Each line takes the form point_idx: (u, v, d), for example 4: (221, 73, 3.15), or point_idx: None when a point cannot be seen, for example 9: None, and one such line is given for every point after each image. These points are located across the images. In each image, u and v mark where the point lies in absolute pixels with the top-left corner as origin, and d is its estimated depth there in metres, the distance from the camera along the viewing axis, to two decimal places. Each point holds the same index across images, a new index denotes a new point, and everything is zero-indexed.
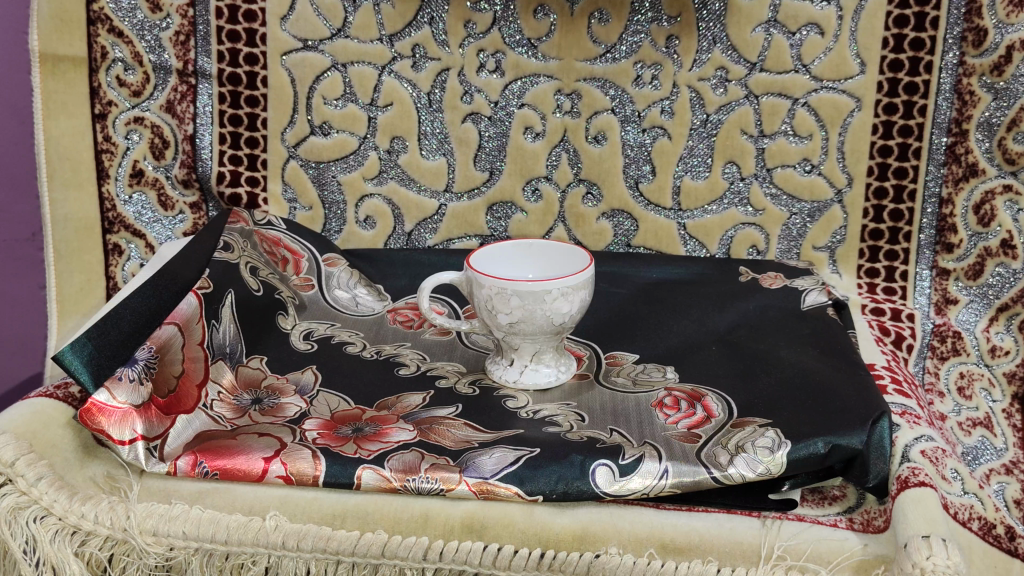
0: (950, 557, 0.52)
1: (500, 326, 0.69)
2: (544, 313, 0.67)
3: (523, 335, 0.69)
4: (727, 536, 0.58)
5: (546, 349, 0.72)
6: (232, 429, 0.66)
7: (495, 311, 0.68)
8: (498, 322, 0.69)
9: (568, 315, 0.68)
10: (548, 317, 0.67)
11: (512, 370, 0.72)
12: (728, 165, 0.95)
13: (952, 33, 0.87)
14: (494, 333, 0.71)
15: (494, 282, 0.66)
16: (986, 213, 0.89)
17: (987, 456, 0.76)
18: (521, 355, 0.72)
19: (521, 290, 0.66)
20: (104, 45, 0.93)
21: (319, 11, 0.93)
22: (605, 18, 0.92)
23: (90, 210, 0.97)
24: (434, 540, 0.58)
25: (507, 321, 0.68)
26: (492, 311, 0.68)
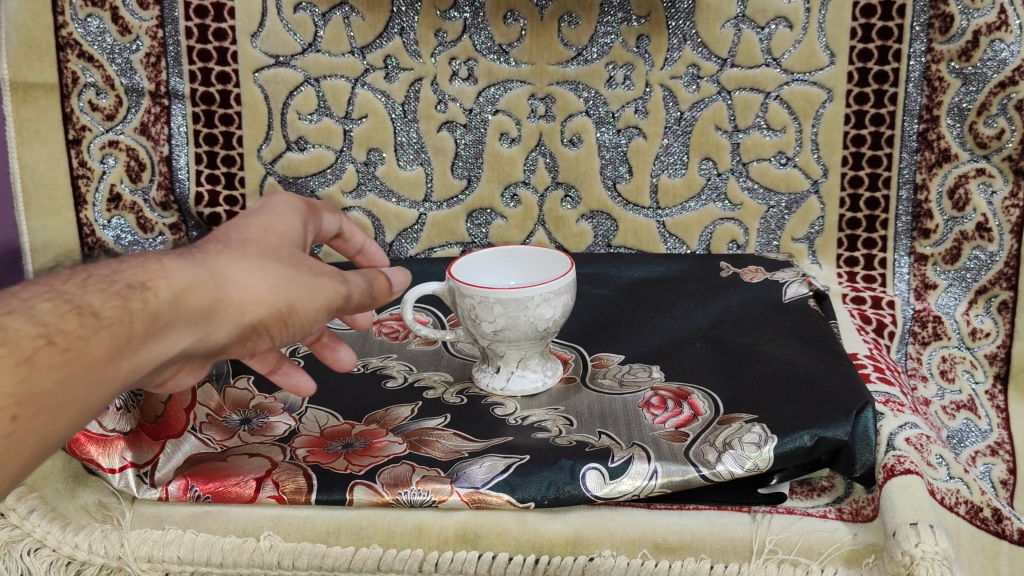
0: (939, 543, 0.53)
1: (484, 335, 0.69)
2: (528, 319, 0.67)
3: (508, 343, 0.69)
4: (719, 533, 0.58)
5: (533, 353, 0.72)
6: (222, 451, 0.65)
7: (478, 320, 0.68)
8: (483, 331, 0.69)
9: (551, 320, 0.68)
10: (531, 324, 0.68)
11: (499, 377, 0.73)
12: (704, 161, 0.96)
13: (919, 21, 0.87)
14: (478, 342, 0.71)
15: (478, 291, 0.66)
16: (960, 197, 0.89)
17: (973, 438, 0.77)
18: (507, 362, 0.72)
19: (503, 298, 0.66)
20: (74, 70, 0.92)
21: (289, 26, 0.93)
22: (574, 20, 0.92)
23: (68, 238, 0.95)
24: (429, 552, 0.58)
25: (491, 329, 0.68)
26: (476, 320, 0.68)
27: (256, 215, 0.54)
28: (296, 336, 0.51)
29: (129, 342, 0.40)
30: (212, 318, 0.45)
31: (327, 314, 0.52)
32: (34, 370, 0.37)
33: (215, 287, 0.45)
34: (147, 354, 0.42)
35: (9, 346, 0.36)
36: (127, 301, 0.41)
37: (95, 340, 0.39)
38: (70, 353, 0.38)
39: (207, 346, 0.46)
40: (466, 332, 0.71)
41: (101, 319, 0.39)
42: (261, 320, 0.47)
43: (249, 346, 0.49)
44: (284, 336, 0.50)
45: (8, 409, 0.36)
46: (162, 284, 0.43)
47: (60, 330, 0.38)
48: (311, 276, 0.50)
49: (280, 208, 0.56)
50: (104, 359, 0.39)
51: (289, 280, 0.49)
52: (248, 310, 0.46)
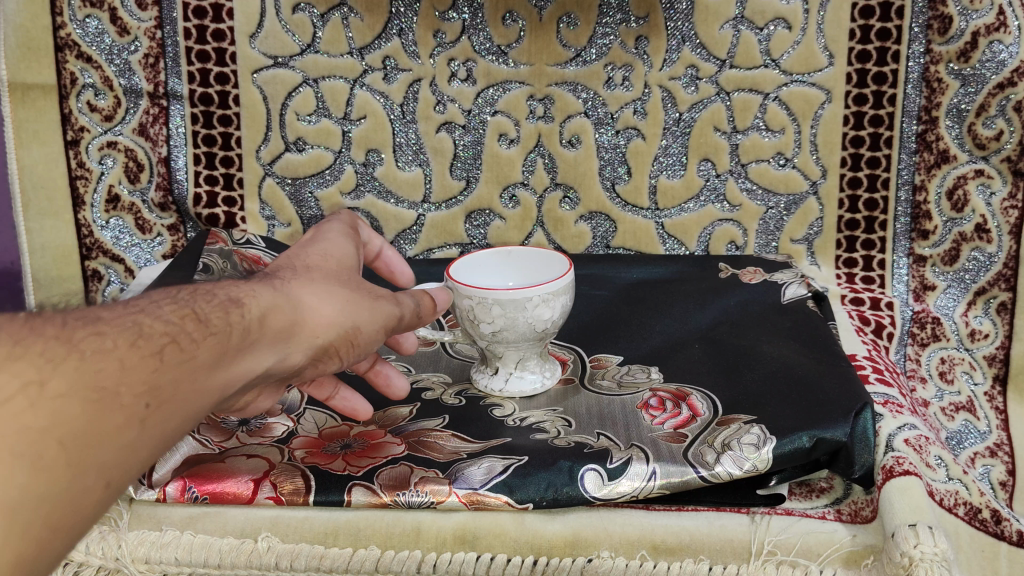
0: (938, 544, 0.53)
1: (483, 335, 0.69)
2: (526, 320, 0.67)
3: (507, 343, 0.69)
4: (717, 534, 0.58)
5: (531, 354, 0.72)
6: (220, 452, 0.65)
7: (477, 321, 0.68)
8: (481, 332, 0.69)
9: (549, 321, 0.68)
10: (529, 324, 0.68)
11: (497, 379, 0.72)
12: (703, 162, 0.96)
13: (918, 22, 0.87)
14: (477, 343, 0.71)
15: (477, 291, 0.66)
16: (959, 198, 0.89)
17: (972, 440, 0.78)
18: (506, 363, 0.72)
19: (502, 299, 0.66)
20: (72, 71, 0.92)
21: (288, 27, 0.93)
22: (574, 21, 0.92)
23: (67, 238, 0.97)
24: (427, 553, 0.58)
25: (489, 330, 0.68)
26: (475, 321, 0.68)
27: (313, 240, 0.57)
28: (359, 358, 0.54)
29: (227, 350, 0.42)
30: (291, 340, 0.47)
31: (384, 332, 0.55)
32: (162, 363, 0.38)
33: (291, 310, 0.47)
34: (239, 366, 0.43)
35: (142, 339, 0.38)
36: (226, 314, 0.43)
37: (204, 347, 0.41)
38: (188, 354, 0.40)
39: (285, 367, 0.48)
40: (465, 333, 0.71)
41: (211, 326, 0.42)
42: (331, 342, 0.50)
43: (319, 367, 0.52)
44: (350, 354, 0.53)
45: (142, 395, 0.37)
46: (252, 301, 0.45)
47: (182, 333, 0.40)
48: (371, 297, 0.53)
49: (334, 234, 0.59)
50: (210, 363, 0.41)
51: (352, 302, 0.51)
52: (320, 333, 0.49)
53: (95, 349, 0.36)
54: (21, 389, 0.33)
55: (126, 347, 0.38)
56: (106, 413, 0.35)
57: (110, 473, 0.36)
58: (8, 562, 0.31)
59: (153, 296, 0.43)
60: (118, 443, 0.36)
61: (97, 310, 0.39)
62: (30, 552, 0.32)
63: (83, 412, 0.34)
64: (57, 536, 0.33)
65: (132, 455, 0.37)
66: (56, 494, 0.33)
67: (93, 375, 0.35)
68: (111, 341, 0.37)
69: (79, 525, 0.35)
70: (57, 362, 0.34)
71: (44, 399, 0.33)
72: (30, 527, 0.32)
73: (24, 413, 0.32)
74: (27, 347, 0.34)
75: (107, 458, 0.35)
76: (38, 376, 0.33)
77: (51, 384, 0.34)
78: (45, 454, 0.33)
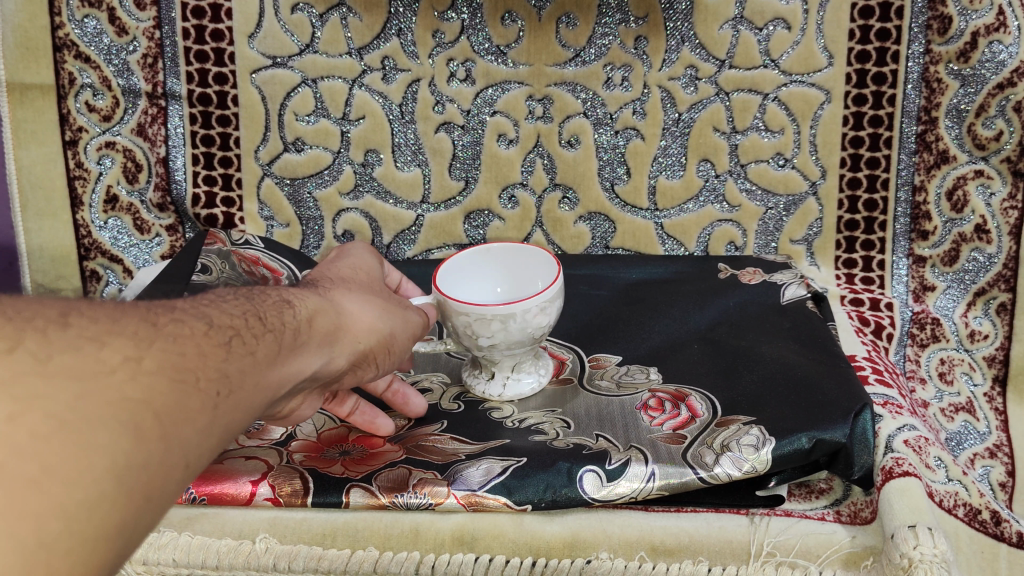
0: (938, 545, 0.53)
1: (479, 346, 0.68)
2: (523, 329, 0.66)
3: (503, 351, 0.68)
4: (716, 536, 0.58)
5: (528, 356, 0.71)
6: (218, 453, 0.65)
7: (475, 336, 0.66)
8: (479, 345, 0.67)
9: (546, 324, 0.68)
10: (527, 332, 0.67)
11: (494, 385, 0.71)
12: (702, 163, 0.96)
13: (918, 22, 0.87)
14: (471, 351, 0.69)
15: (474, 308, 0.64)
16: (959, 199, 0.89)
17: (972, 441, 0.78)
18: (501, 369, 0.71)
19: (500, 314, 0.65)
20: (71, 71, 0.92)
21: (287, 27, 0.93)
22: (573, 21, 0.92)
23: (65, 239, 0.97)
24: (426, 554, 0.58)
25: (488, 342, 0.67)
26: (473, 335, 0.66)
27: (339, 260, 0.59)
28: (390, 367, 0.55)
29: (282, 349, 0.44)
30: (336, 343, 0.49)
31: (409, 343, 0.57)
32: (229, 353, 0.39)
33: (334, 314, 0.49)
34: (291, 366, 0.44)
35: (213, 331, 0.40)
36: (280, 314, 0.45)
37: (263, 343, 0.42)
38: (250, 349, 0.41)
39: (330, 371, 0.49)
40: (457, 343, 0.69)
41: (269, 325, 0.43)
42: (372, 347, 0.51)
43: (358, 376, 0.53)
44: (384, 364, 0.54)
45: (215, 381, 0.37)
46: (301, 304, 0.47)
47: (245, 328, 0.42)
48: (400, 308, 0.55)
49: (361, 250, 0.63)
50: (268, 358, 0.42)
51: (387, 310, 0.53)
52: (362, 337, 0.50)
53: (174, 334, 0.37)
54: (121, 362, 0.33)
55: (202, 336, 0.39)
56: (188, 394, 0.35)
57: (192, 454, 0.35)
58: (114, 527, 0.31)
59: (213, 295, 0.45)
60: (194, 431, 0.35)
61: (168, 302, 0.41)
62: (131, 520, 0.32)
63: (170, 391, 0.35)
64: (150, 509, 0.33)
65: (204, 443, 0.36)
66: (155, 464, 0.33)
67: (177, 358, 0.36)
68: (187, 327, 0.38)
69: (167, 501, 0.34)
70: (148, 341, 0.35)
71: (140, 373, 0.34)
72: (133, 494, 0.32)
73: (126, 383, 0.33)
74: (121, 326, 0.35)
75: (191, 439, 0.35)
76: (133, 353, 0.34)
77: (147, 361, 0.34)
78: (144, 424, 0.33)
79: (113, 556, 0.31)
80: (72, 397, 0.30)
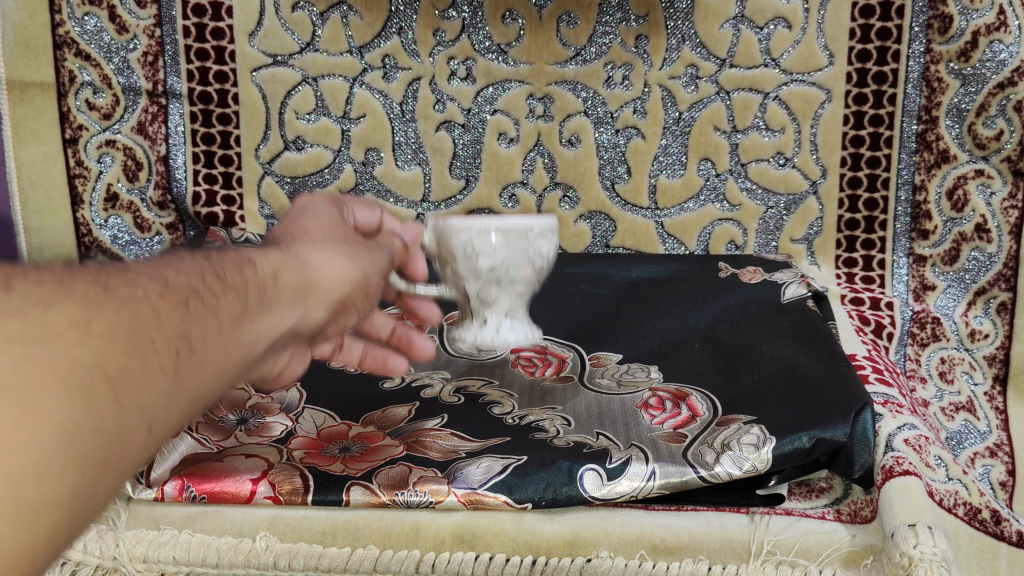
0: (938, 545, 0.53)
1: (478, 278, 0.65)
2: (526, 252, 0.64)
3: (500, 284, 0.66)
4: (716, 534, 0.58)
5: (519, 307, 0.70)
6: (218, 451, 0.64)
7: (474, 255, 0.63)
8: (476, 268, 0.64)
9: (546, 255, 0.66)
10: (528, 257, 0.65)
11: (487, 329, 0.69)
12: (703, 162, 0.96)
13: (918, 21, 0.87)
14: (466, 289, 0.67)
15: (479, 220, 0.62)
16: (959, 198, 0.89)
17: (972, 440, 0.78)
18: (495, 312, 0.69)
19: (508, 228, 0.63)
20: (71, 69, 0.92)
21: (288, 25, 0.93)
22: (573, 20, 0.92)
23: (65, 237, 0.97)
24: (426, 553, 0.58)
25: (488, 266, 0.64)
26: (471, 255, 0.63)
27: (296, 213, 0.55)
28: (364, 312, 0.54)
29: (248, 307, 0.41)
30: (310, 296, 0.46)
31: (382, 277, 0.57)
32: (188, 313, 0.36)
33: (300, 266, 0.47)
34: (263, 326, 0.42)
35: (168, 292, 0.36)
36: (241, 272, 0.42)
37: (225, 301, 0.39)
38: (208, 308, 0.38)
39: (308, 325, 0.47)
40: (453, 285, 0.67)
41: (229, 284, 0.40)
42: (346, 293, 0.50)
43: (337, 324, 0.52)
44: (361, 307, 0.53)
45: (174, 341, 0.34)
46: (262, 261, 0.44)
47: (203, 288, 0.39)
48: (366, 248, 0.55)
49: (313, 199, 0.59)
50: (233, 317, 0.39)
51: (354, 256, 0.52)
52: (334, 288, 0.48)
53: (127, 296, 0.34)
54: (69, 326, 0.30)
55: (156, 297, 0.36)
56: (145, 357, 0.32)
57: (154, 416, 0.33)
58: (65, 495, 0.28)
59: (170, 257, 0.42)
60: (156, 391, 0.33)
61: (122, 263, 0.38)
62: (83, 488, 0.29)
63: (123, 352, 0.31)
64: (106, 477, 0.30)
65: (168, 403, 0.34)
66: (110, 431, 0.30)
67: (131, 321, 0.33)
68: (141, 290, 0.35)
69: (126, 468, 0.32)
70: (96, 305, 0.32)
71: (89, 337, 0.30)
72: (86, 462, 0.29)
73: (75, 346, 0.29)
74: (68, 288, 0.32)
75: (152, 403, 0.32)
76: (80, 316, 0.30)
77: (95, 324, 0.31)
78: (95, 389, 0.29)
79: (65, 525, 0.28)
80: (20, 358, 0.27)
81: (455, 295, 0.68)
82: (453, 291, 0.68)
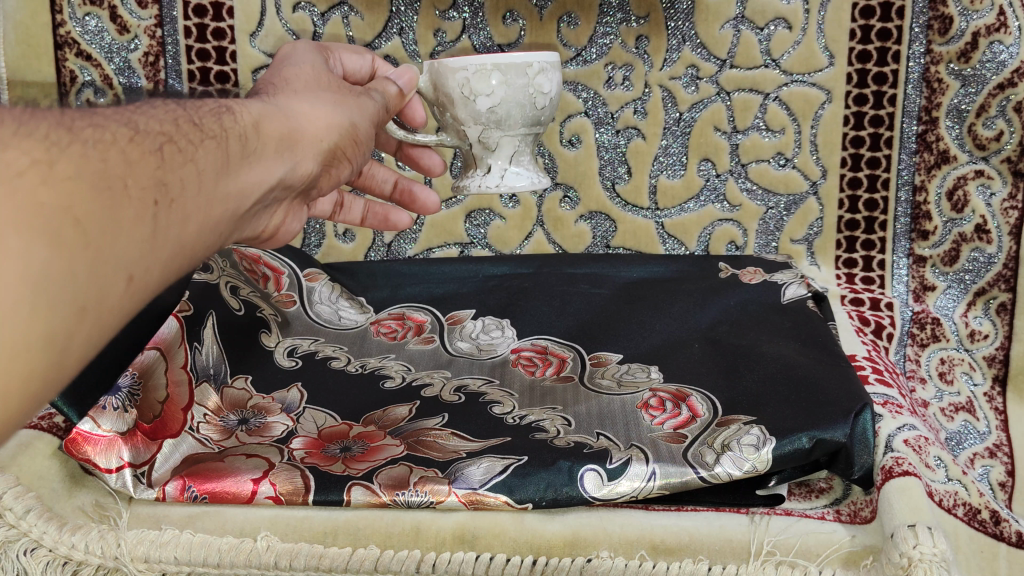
0: (938, 545, 0.53)
1: (478, 121, 0.67)
2: (525, 90, 0.66)
3: (501, 126, 0.68)
4: (717, 534, 0.59)
5: (525, 149, 0.72)
6: (219, 451, 0.65)
7: (473, 95, 0.65)
8: (477, 109, 0.66)
9: (546, 94, 0.67)
10: (528, 94, 0.66)
11: (491, 176, 0.72)
12: (703, 162, 0.96)
13: (919, 22, 0.87)
14: (467, 135, 0.69)
15: (474, 60, 0.64)
16: (959, 199, 0.89)
17: (972, 440, 0.78)
18: (500, 158, 0.71)
19: (504, 63, 0.64)
20: (72, 69, 0.92)
21: (288, 25, 0.93)
22: (574, 21, 0.92)
23: None
24: (426, 553, 0.58)
25: (487, 107, 0.66)
26: (470, 95, 0.65)
27: (282, 70, 0.58)
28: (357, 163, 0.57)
29: (230, 159, 0.43)
30: (295, 147, 0.48)
31: (372, 130, 0.59)
32: (163, 162, 0.38)
33: (285, 120, 0.49)
34: (252, 176, 0.44)
35: (138, 137, 0.38)
36: (218, 120, 0.44)
37: (203, 150, 0.41)
38: (187, 155, 0.40)
39: (298, 177, 0.49)
40: (457, 135, 0.70)
41: (207, 132, 0.42)
42: (334, 143, 0.52)
43: (330, 175, 0.54)
44: (353, 157, 0.56)
45: (151, 189, 0.36)
46: (243, 111, 0.46)
47: (177, 134, 0.40)
48: (352, 98, 0.56)
49: (299, 59, 0.61)
50: (215, 169, 0.41)
51: (339, 106, 0.54)
52: (321, 136, 0.51)
53: (94, 139, 0.35)
54: (30, 165, 0.31)
55: (126, 142, 0.37)
56: (120, 202, 0.34)
57: (134, 264, 0.35)
58: (38, 341, 0.30)
59: (144, 107, 0.43)
60: (134, 239, 0.35)
61: (89, 109, 0.39)
62: (60, 330, 0.31)
63: (96, 196, 0.33)
64: (83, 322, 0.32)
65: (149, 250, 0.36)
66: (82, 275, 0.32)
67: (98, 164, 0.34)
68: (108, 133, 0.36)
69: (110, 310, 0.34)
70: (60, 146, 0.33)
71: (53, 179, 0.31)
72: (58, 308, 0.31)
73: (37, 188, 0.31)
74: (29, 129, 0.32)
75: (130, 249, 0.34)
76: (43, 157, 0.32)
77: (60, 165, 0.32)
78: (64, 230, 0.31)
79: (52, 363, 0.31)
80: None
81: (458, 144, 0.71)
82: (455, 139, 0.71)
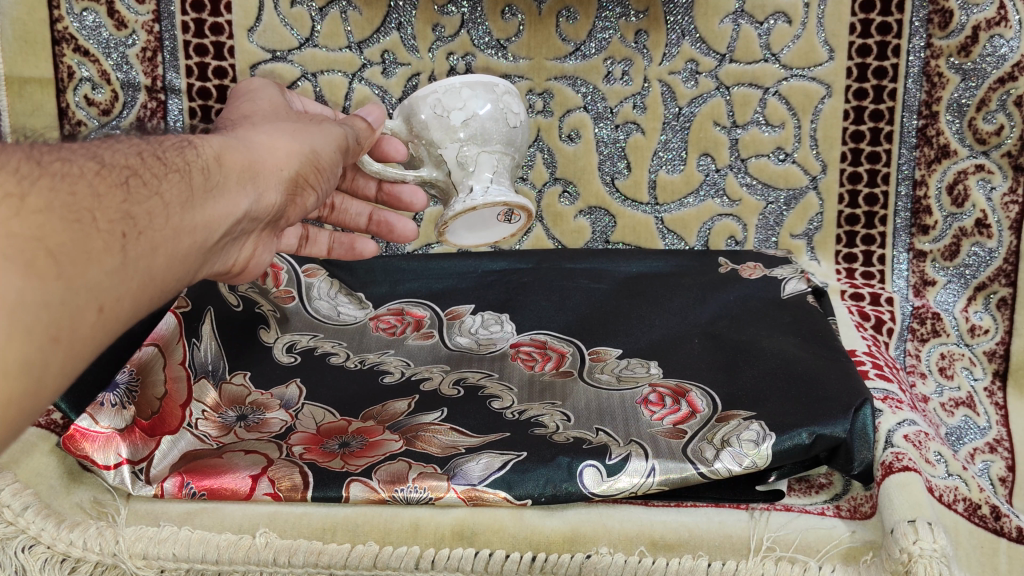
0: (937, 540, 0.52)
1: (455, 140, 0.66)
2: (496, 106, 0.67)
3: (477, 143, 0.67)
4: (716, 530, 0.59)
5: (504, 172, 0.69)
6: (218, 447, 0.64)
7: (446, 112, 0.66)
8: (450, 129, 0.66)
9: (519, 116, 0.69)
10: (500, 111, 0.67)
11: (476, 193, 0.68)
12: (703, 157, 0.96)
13: (919, 16, 0.87)
14: (446, 157, 0.68)
15: (442, 84, 0.66)
16: (959, 193, 0.89)
17: (972, 435, 0.78)
18: (480, 176, 0.68)
19: (471, 82, 0.66)
20: (70, 65, 0.92)
21: (287, 21, 0.92)
22: (573, 16, 0.91)
23: None
24: (426, 549, 0.58)
25: (461, 123, 0.66)
26: (443, 113, 0.66)
27: (242, 104, 0.61)
28: (327, 184, 0.58)
29: (194, 192, 0.45)
30: (257, 178, 0.50)
31: (343, 154, 0.59)
32: (129, 195, 0.41)
33: (245, 152, 0.50)
34: (212, 209, 0.46)
35: (104, 172, 0.41)
36: (182, 155, 0.46)
37: (168, 183, 0.44)
38: (150, 188, 0.43)
39: (264, 208, 0.51)
40: (438, 166, 0.68)
41: (171, 165, 0.45)
42: (299, 170, 0.53)
43: (299, 202, 0.55)
44: (320, 184, 0.56)
45: (118, 222, 0.39)
46: (205, 145, 0.49)
47: (143, 168, 0.44)
48: (316, 125, 0.57)
49: (260, 87, 0.64)
50: (180, 202, 0.43)
51: (300, 133, 0.55)
52: (283, 167, 0.52)
53: (63, 173, 0.39)
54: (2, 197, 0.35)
55: (92, 175, 0.40)
56: (89, 235, 0.37)
57: (107, 292, 0.38)
58: (14, 364, 0.33)
59: (112, 141, 0.46)
60: (108, 268, 0.38)
61: (59, 145, 0.43)
62: (36, 356, 0.34)
63: (66, 230, 0.36)
64: (58, 349, 0.35)
65: (121, 278, 0.39)
66: (57, 305, 0.35)
67: (68, 197, 0.38)
68: (76, 167, 0.40)
69: (84, 338, 0.37)
70: (31, 179, 0.37)
71: (25, 211, 0.35)
72: (32, 334, 0.34)
73: (11, 219, 0.35)
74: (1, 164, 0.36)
75: (103, 279, 0.38)
76: (16, 191, 0.36)
77: (31, 198, 0.36)
78: (38, 261, 0.35)
79: (26, 389, 0.34)
80: None
81: (439, 178, 0.69)
82: (436, 173, 0.69)
